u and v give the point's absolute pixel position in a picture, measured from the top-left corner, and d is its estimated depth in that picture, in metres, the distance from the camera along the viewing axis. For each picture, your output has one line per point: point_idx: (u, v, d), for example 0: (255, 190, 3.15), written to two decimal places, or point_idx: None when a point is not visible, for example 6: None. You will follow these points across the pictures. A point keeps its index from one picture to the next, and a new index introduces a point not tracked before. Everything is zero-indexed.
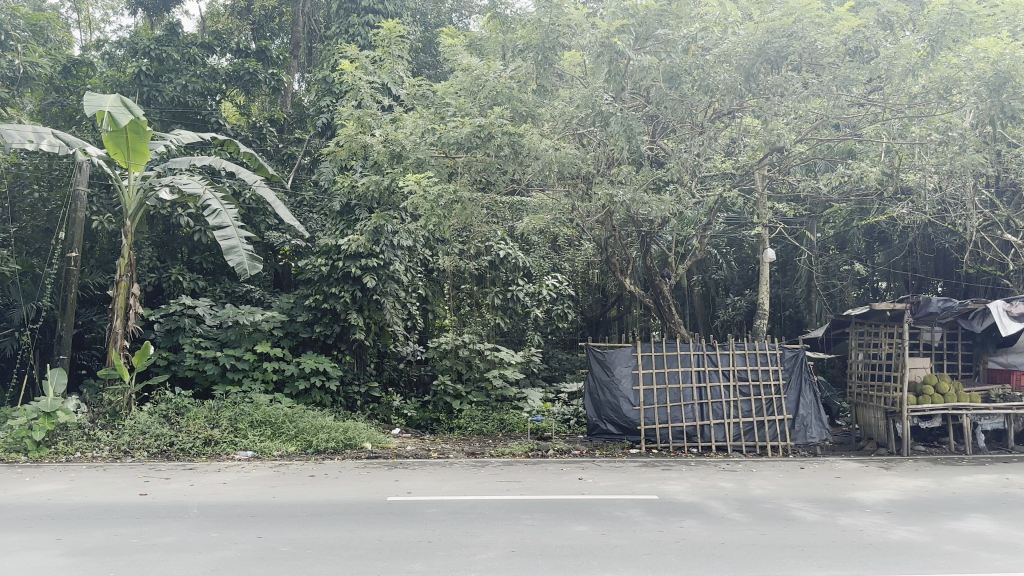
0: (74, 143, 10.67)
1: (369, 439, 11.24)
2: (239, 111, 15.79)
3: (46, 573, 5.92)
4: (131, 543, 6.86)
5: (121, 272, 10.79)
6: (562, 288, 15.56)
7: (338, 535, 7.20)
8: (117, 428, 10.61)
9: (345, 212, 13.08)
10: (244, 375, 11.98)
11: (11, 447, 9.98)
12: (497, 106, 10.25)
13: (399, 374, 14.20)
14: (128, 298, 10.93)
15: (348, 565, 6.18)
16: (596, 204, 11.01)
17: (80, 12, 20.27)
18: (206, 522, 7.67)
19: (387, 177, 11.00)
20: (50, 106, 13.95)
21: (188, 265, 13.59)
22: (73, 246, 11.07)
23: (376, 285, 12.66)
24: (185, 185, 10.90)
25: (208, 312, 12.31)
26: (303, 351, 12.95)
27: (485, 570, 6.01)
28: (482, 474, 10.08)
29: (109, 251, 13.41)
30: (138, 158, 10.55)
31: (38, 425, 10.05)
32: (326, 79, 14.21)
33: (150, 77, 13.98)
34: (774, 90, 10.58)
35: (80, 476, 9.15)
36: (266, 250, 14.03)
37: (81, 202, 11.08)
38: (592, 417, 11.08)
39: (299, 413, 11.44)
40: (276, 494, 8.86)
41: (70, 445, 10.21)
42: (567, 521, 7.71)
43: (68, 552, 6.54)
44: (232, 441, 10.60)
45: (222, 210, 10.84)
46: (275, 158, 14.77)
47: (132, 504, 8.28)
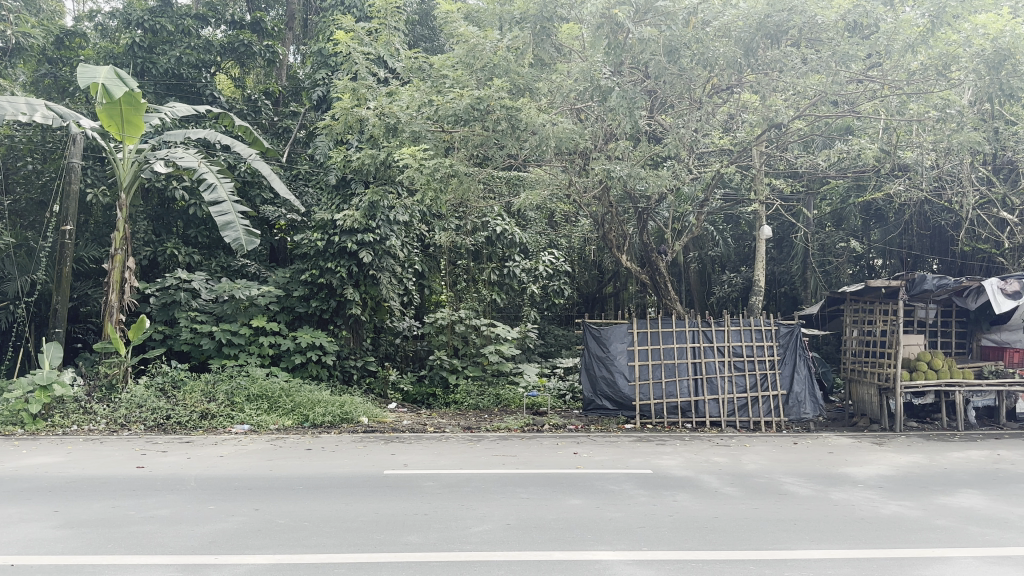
0: (68, 116, 10.57)
1: (365, 413, 11.28)
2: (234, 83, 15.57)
3: (44, 545, 5.97)
4: (129, 515, 6.90)
5: (116, 246, 10.76)
6: (559, 264, 15.59)
7: (335, 508, 7.27)
8: (114, 401, 10.63)
9: (340, 186, 12.98)
10: (240, 350, 12.00)
11: (8, 421, 9.99)
12: (494, 79, 10.17)
13: (395, 350, 14.22)
14: (124, 271, 10.91)
15: (345, 537, 6.25)
16: (593, 180, 10.96)
17: None
18: (204, 494, 7.73)
19: (383, 150, 10.98)
20: (42, 77, 13.83)
21: (184, 238, 13.53)
22: (67, 219, 11.02)
23: (373, 260, 12.63)
24: (180, 159, 10.82)
25: (203, 286, 12.28)
26: (300, 326, 12.95)
27: (481, 542, 6.08)
28: (477, 448, 10.15)
29: (104, 224, 13.34)
30: (133, 131, 10.46)
31: (34, 398, 10.06)
32: (322, 51, 14.02)
33: (144, 49, 13.86)
34: (773, 66, 10.46)
35: (77, 449, 9.19)
36: (262, 224, 14.00)
37: (76, 174, 11.03)
38: (590, 393, 11.06)
39: (295, 387, 11.50)
40: (272, 467, 8.91)
41: (67, 419, 10.21)
42: (563, 495, 7.79)
43: (66, 524, 6.59)
44: (229, 414, 10.64)
45: (218, 185, 10.79)
46: (270, 132, 14.72)
47: (129, 476, 8.33)
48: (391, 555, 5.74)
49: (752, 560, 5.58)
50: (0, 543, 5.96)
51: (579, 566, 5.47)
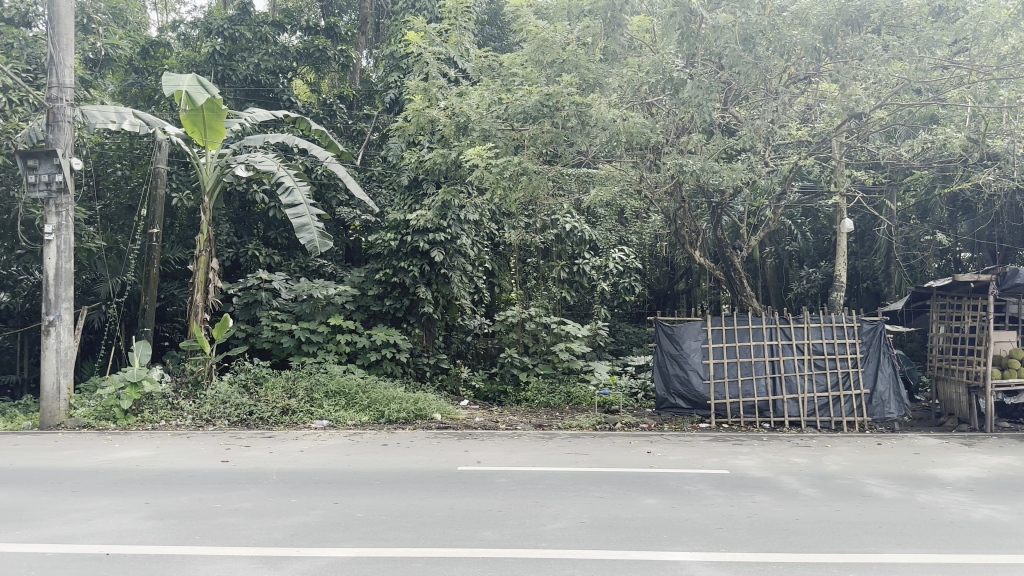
0: (154, 123, 11.00)
1: (438, 410, 11.41)
2: (311, 89, 15.94)
3: (136, 535, 6.22)
4: (214, 508, 7.14)
5: (201, 248, 11.15)
6: (629, 261, 15.43)
7: (411, 503, 7.37)
8: (199, 398, 11.03)
9: (412, 186, 13.16)
10: (318, 348, 12.30)
11: (101, 416, 10.48)
12: (563, 75, 10.14)
13: (467, 348, 14.34)
14: (208, 272, 11.29)
15: (421, 532, 6.33)
16: (664, 175, 10.80)
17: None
18: (285, 488, 7.94)
19: (454, 150, 11.07)
20: (129, 87, 14.41)
21: (264, 240, 13.92)
22: (154, 223, 11.46)
23: (444, 259, 12.73)
24: (261, 163, 11.13)
25: (283, 286, 12.63)
26: (374, 324, 13.16)
27: (556, 540, 6.08)
28: (550, 446, 10.14)
29: (189, 227, 13.83)
30: (215, 137, 10.80)
31: (125, 394, 10.51)
32: (393, 54, 14.26)
33: (224, 57, 14.31)
34: (852, 53, 10.05)
35: (165, 443, 9.56)
36: (338, 226, 14.30)
37: (161, 179, 11.45)
38: (663, 391, 10.94)
39: (372, 384, 11.73)
40: (350, 462, 9.10)
41: (156, 414, 10.64)
42: (637, 495, 7.71)
43: (156, 515, 6.86)
44: (309, 410, 10.92)
45: (296, 188, 11.08)
46: (345, 135, 15.06)
47: (214, 470, 8.62)
48: (467, 551, 5.79)
49: (835, 563, 5.41)
50: (96, 533, 6.24)
51: (655, 565, 5.40)
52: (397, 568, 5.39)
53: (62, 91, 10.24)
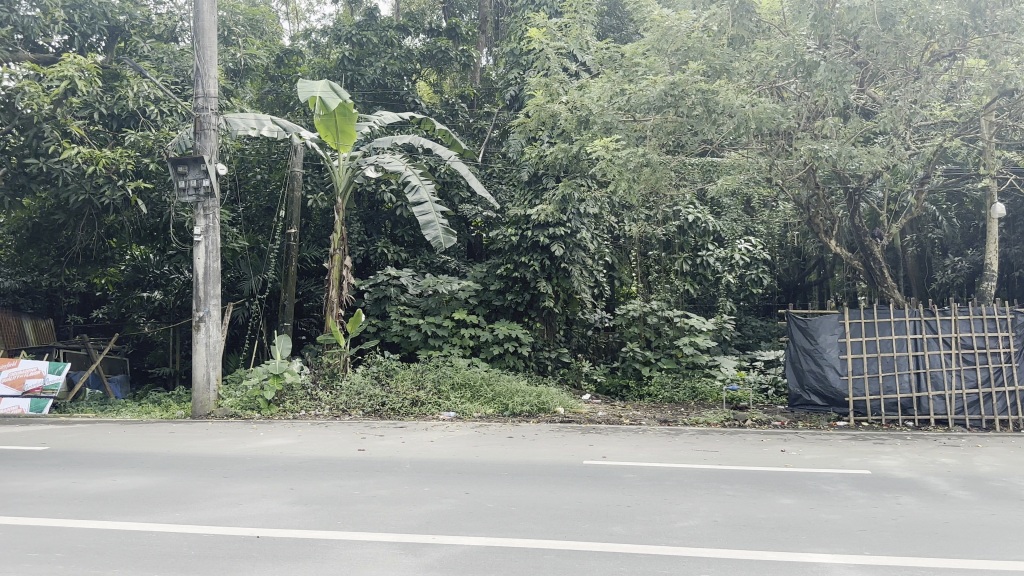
0: (291, 129, 11.59)
1: (561, 404, 11.45)
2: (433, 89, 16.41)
3: (284, 519, 6.57)
4: (353, 494, 7.45)
5: (335, 246, 11.68)
6: (756, 252, 14.98)
7: (540, 496, 7.44)
8: (336, 388, 11.56)
9: (532, 182, 13.29)
10: (444, 341, 12.66)
11: (247, 406, 11.11)
12: (689, 63, 9.94)
13: (587, 341, 14.39)
14: (342, 270, 11.83)
15: (551, 525, 6.38)
16: (797, 161, 10.43)
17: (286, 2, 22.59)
18: (418, 477, 8.19)
19: (576, 143, 11.07)
20: (266, 95, 15.46)
21: (391, 238, 14.42)
22: (291, 223, 12.06)
23: (564, 254, 12.76)
24: (389, 164, 11.55)
25: (411, 282, 13.09)
26: (497, 318, 13.41)
27: (689, 538, 5.98)
28: (678, 441, 9.99)
29: (322, 227, 14.49)
30: (347, 140, 11.27)
31: (268, 385, 11.14)
32: (513, 52, 14.40)
33: (352, 62, 14.91)
34: (1005, 26, 9.34)
35: (305, 432, 10.06)
36: (460, 222, 14.62)
37: (297, 182, 12.06)
38: (795, 388, 10.75)
39: (495, 376, 11.95)
40: (478, 454, 9.28)
41: (296, 404, 11.21)
42: (772, 493, 7.48)
43: (301, 501, 7.22)
44: (436, 402, 11.21)
45: (421, 186, 11.42)
46: (466, 133, 15.40)
47: (351, 458, 9.00)
48: (598, 545, 5.78)
49: (994, 572, 5.06)
50: (248, 516, 6.64)
51: (795, 567, 5.22)
52: (529, 558, 5.42)
53: (207, 101, 10.93)
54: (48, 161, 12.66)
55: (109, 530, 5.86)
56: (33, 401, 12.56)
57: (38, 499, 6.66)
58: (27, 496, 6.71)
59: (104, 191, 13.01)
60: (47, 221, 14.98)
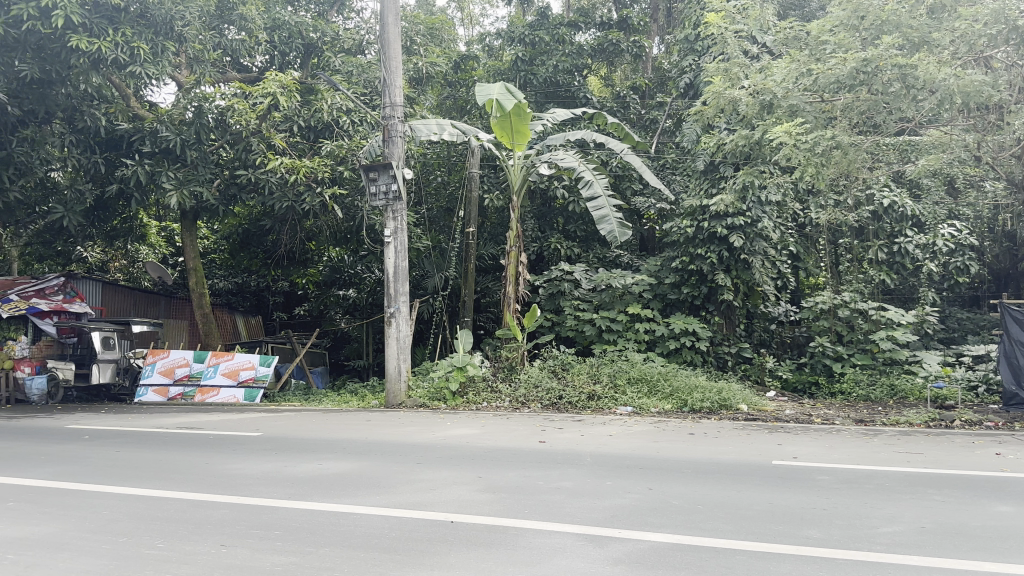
0: (469, 131, 12.17)
1: (743, 401, 11.10)
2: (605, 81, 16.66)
3: (473, 506, 6.80)
4: (538, 485, 7.58)
5: (511, 243, 12.03)
6: (962, 238, 13.72)
7: (726, 495, 7.20)
8: (515, 381, 11.91)
9: (708, 170, 12.98)
10: (618, 336, 12.67)
11: (434, 396, 11.66)
12: (884, 37, 9.32)
13: (770, 336, 13.90)
14: (518, 265, 12.21)
15: (741, 525, 6.16)
16: (1011, 134, 9.49)
17: (462, 9, 23.83)
18: (600, 471, 8.20)
19: (759, 129, 10.60)
20: (445, 100, 16.14)
21: (564, 233, 14.68)
22: (470, 223, 12.52)
23: (744, 244, 12.35)
24: (562, 160, 11.69)
25: (583, 277, 13.25)
26: (672, 313, 13.20)
27: (894, 544, 5.56)
28: (876, 442, 9.34)
29: (498, 224, 14.94)
30: (521, 139, 11.59)
31: (453, 377, 11.64)
32: (688, 38, 14.44)
33: (525, 62, 15.26)
34: None
35: (489, 423, 10.40)
36: (633, 216, 14.58)
37: (475, 183, 12.68)
38: (1011, 385, 9.86)
39: (673, 372, 11.76)
40: (660, 450, 9.14)
41: (479, 396, 11.65)
42: (990, 502, 6.79)
43: (488, 489, 7.45)
44: (613, 397, 11.19)
45: (595, 181, 11.48)
46: (639, 125, 15.39)
47: (533, 449, 9.18)
48: (792, 547, 5.50)
49: None
50: (441, 502, 6.92)
51: None
52: (719, 558, 5.24)
53: (394, 110, 11.61)
54: (257, 172, 13.94)
55: (318, 511, 6.35)
56: (246, 391, 13.85)
57: (258, 480, 7.34)
58: (248, 477, 7.42)
59: (304, 198, 14.11)
60: (256, 227, 16.65)
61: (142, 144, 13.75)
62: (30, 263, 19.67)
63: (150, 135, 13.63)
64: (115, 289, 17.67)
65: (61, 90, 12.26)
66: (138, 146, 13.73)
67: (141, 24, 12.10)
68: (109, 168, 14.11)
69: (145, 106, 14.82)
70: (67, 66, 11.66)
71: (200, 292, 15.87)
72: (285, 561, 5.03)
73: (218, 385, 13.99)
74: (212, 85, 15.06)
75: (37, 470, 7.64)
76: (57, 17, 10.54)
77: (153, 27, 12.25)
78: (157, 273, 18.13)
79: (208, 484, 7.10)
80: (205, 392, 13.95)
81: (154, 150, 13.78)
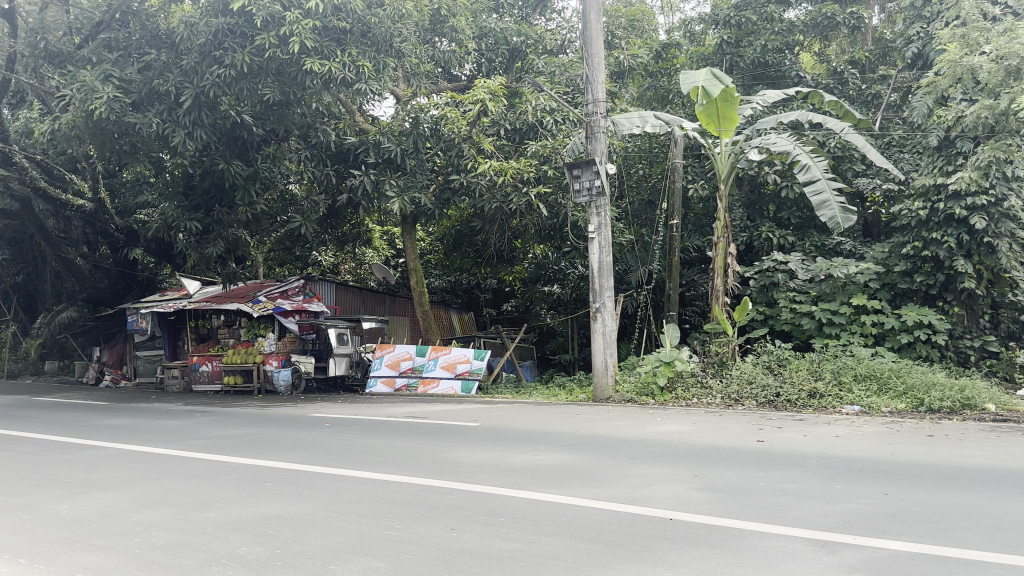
0: (673, 122, 12.19)
1: (992, 400, 9.91)
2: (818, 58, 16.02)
3: (690, 503, 6.53)
4: (759, 486, 7.17)
5: (719, 235, 12.05)
6: None
7: (981, 505, 6.38)
8: (726, 377, 11.49)
9: (943, 146, 12.03)
10: (842, 330, 11.90)
11: (641, 391, 11.67)
12: None
13: (1018, 328, 12.93)
14: (727, 257, 12.06)
15: (1000, 538, 5.41)
16: None
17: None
18: (828, 473, 7.62)
19: (1004, 97, 9.48)
20: (646, 91, 16.19)
21: (776, 222, 14.20)
22: (673, 215, 12.52)
23: (987, 227, 11.25)
24: (775, 144, 11.21)
25: (800, 266, 12.48)
26: (903, 304, 12.28)
27: None
28: None
29: (703, 215, 14.82)
30: (729, 124, 11.25)
31: (660, 372, 11.59)
32: (914, 4, 13.39)
33: (731, 45, 14.95)
34: None
35: (701, 420, 10.12)
36: (854, 199, 13.62)
37: (678, 174, 12.56)
38: None
39: (907, 369, 10.74)
40: (895, 453, 8.33)
41: (688, 392, 11.46)
42: None
43: (707, 487, 7.12)
44: (838, 395, 10.46)
45: (812, 165, 10.90)
46: (858, 101, 14.48)
47: (751, 449, 8.76)
48: None
49: None
50: (658, 498, 6.69)
51: None
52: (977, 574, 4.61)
53: (596, 106, 11.92)
54: (469, 177, 14.60)
55: (538, 500, 6.42)
56: (463, 383, 14.67)
57: (480, 469, 7.58)
58: (471, 466, 7.70)
59: (511, 198, 14.58)
60: (467, 229, 17.93)
61: (366, 155, 14.99)
62: (274, 268, 22.02)
63: (374, 146, 14.85)
64: (347, 289, 19.15)
65: (296, 110, 13.47)
66: (364, 157, 14.98)
67: (364, 43, 13.02)
68: (338, 178, 15.50)
69: (368, 120, 16.37)
70: (303, 88, 12.88)
71: (420, 290, 16.92)
72: (510, 548, 5.14)
73: (438, 377, 14.94)
74: (428, 96, 16.17)
75: (289, 454, 8.51)
76: (295, 44, 11.70)
77: (375, 45, 13.17)
78: (381, 275, 19.62)
79: (435, 471, 7.48)
80: (426, 384, 14.96)
81: (377, 160, 14.94)
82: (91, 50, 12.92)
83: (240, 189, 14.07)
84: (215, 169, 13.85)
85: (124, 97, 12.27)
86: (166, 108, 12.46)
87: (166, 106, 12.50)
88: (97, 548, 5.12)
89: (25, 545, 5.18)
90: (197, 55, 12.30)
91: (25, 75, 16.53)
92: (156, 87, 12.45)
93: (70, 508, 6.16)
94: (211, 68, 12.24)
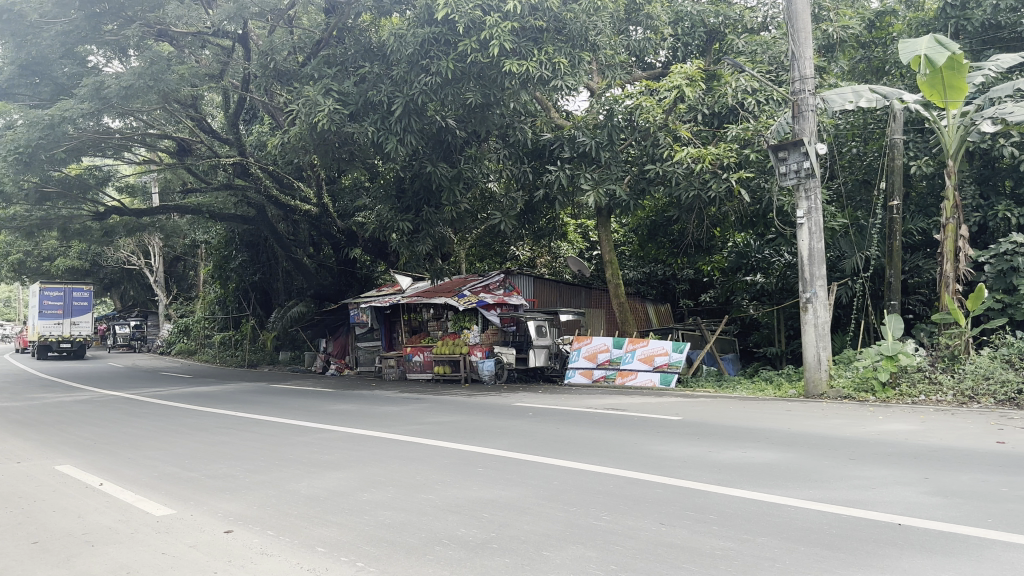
0: (891, 94, 11.36)
1: None
2: None
3: (922, 508, 5.92)
4: (1003, 492, 6.38)
5: (949, 216, 10.94)
6: None
7: None
8: (958, 372, 10.56)
9: None
10: None
11: (861, 387, 10.92)
12: None
13: None
14: (957, 240, 11.14)
15: None
16: None
17: None
18: None
19: None
20: (857, 64, 15.59)
21: (1015, 198, 12.70)
22: (893, 195, 11.69)
23: None
24: (1011, 115, 10.33)
25: None
26: None
27: None
28: None
29: (926, 194, 13.84)
30: (955, 95, 10.38)
31: (882, 366, 10.85)
32: None
33: (956, 7, 13.70)
34: None
35: (930, 419, 9.23)
36: None
37: (898, 150, 11.52)
38: None
39: None
40: None
41: (914, 388, 10.60)
42: None
43: (941, 492, 6.43)
44: None
45: None
46: None
47: (989, 451, 7.86)
48: None
49: None
50: (883, 501, 6.12)
51: None
52: None
53: (804, 83, 11.34)
54: (665, 165, 14.30)
55: (751, 497, 6.09)
56: (662, 375, 14.50)
57: (685, 464, 7.37)
58: (676, 460, 7.51)
59: (710, 185, 14.08)
60: (663, 219, 18.09)
61: (561, 151, 15.37)
62: (475, 263, 22.93)
63: (569, 141, 15.21)
64: (544, 282, 19.58)
65: (496, 111, 13.96)
66: (559, 152, 15.35)
67: (561, 40, 13.24)
68: (535, 175, 15.87)
69: (562, 115, 16.62)
70: (501, 89, 13.31)
71: (615, 283, 16.92)
72: (722, 545, 4.91)
73: (636, 369, 14.87)
74: (622, 86, 16.11)
75: (496, 442, 8.82)
76: (495, 46, 12.20)
77: (571, 40, 13.31)
78: (576, 267, 19.82)
79: (640, 464, 7.38)
80: (624, 376, 14.94)
81: (573, 155, 15.17)
82: (315, 67, 14.23)
83: (446, 188, 14.85)
84: (423, 171, 14.73)
85: (344, 109, 13.34)
86: (379, 117, 13.36)
87: (379, 115, 13.39)
88: (333, 523, 5.61)
89: (273, 518, 5.79)
90: (406, 64, 13.12)
91: (258, 95, 18.47)
92: (370, 97, 13.44)
93: (309, 486, 6.82)
94: (419, 77, 13.02)
